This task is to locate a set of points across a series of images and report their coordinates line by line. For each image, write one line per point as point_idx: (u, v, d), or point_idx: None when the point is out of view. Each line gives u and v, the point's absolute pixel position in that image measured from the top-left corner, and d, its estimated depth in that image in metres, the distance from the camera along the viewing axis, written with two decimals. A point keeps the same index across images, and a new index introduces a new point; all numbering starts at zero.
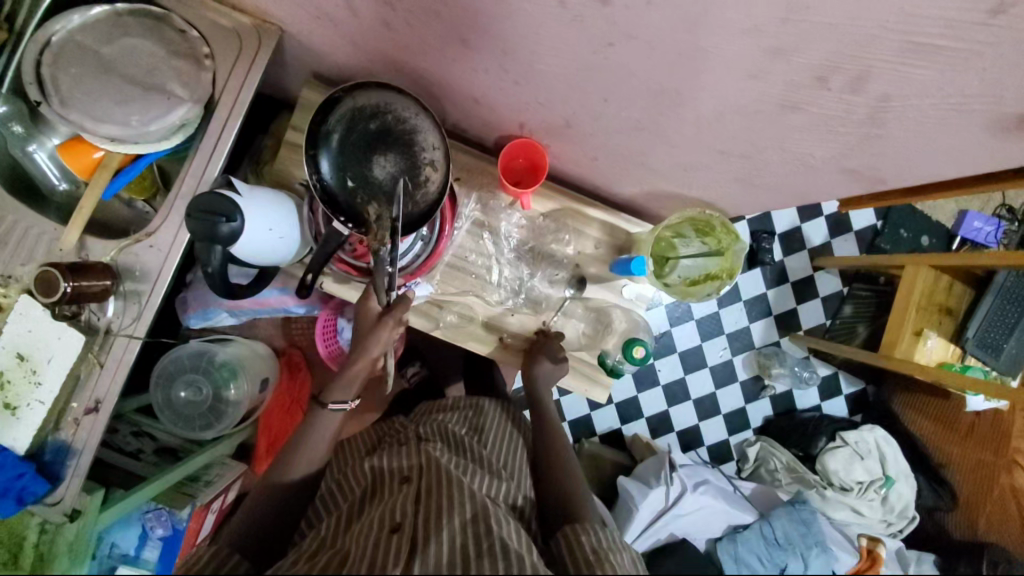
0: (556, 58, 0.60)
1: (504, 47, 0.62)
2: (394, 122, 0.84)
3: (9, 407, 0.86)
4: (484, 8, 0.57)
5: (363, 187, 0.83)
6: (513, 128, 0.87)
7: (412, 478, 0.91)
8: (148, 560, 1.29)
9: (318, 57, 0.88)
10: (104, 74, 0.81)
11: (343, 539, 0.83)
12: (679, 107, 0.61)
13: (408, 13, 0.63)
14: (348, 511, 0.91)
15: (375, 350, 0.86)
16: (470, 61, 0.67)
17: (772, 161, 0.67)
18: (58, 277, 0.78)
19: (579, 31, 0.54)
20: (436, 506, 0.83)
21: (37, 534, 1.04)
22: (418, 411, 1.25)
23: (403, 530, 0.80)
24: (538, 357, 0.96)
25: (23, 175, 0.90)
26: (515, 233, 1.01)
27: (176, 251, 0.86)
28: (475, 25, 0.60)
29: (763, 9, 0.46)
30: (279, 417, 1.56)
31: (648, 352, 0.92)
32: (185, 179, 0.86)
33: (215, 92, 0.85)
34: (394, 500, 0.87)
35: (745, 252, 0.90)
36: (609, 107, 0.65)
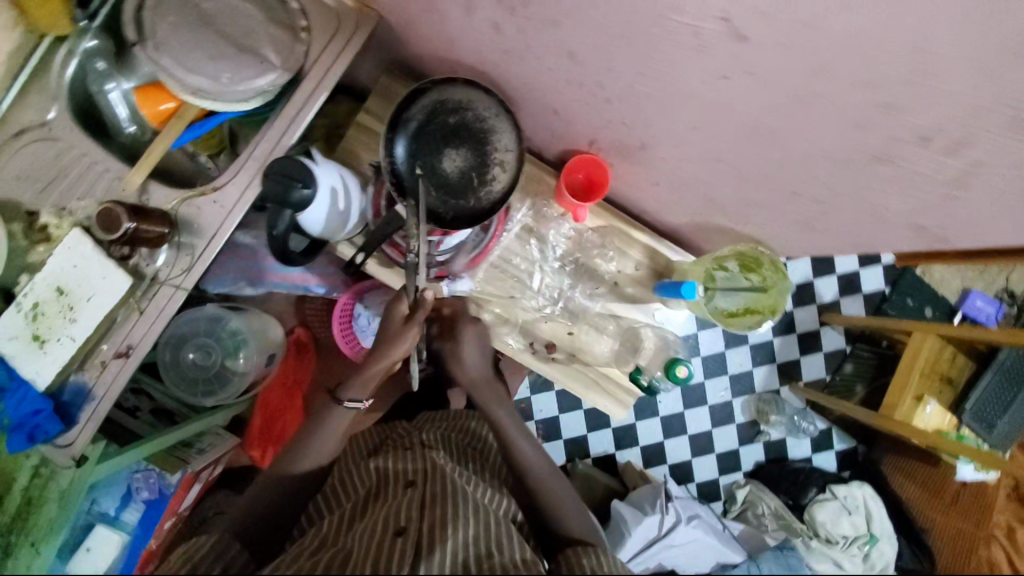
0: (663, 84, 0.64)
1: (614, 67, 0.66)
2: (473, 120, 0.87)
3: (37, 339, 0.84)
4: (609, 27, 0.61)
5: (430, 176, 0.87)
6: (582, 143, 0.90)
7: (416, 483, 0.92)
8: (126, 523, 1.24)
9: (405, 46, 0.92)
10: (201, 29, 0.83)
11: (343, 539, 0.83)
12: (769, 145, 0.66)
13: (526, 21, 0.66)
14: (350, 511, 0.90)
15: (398, 352, 0.91)
16: (573, 76, 0.71)
17: (842, 208, 0.72)
18: (121, 216, 0.78)
19: (700, 60, 0.59)
20: (440, 512, 0.83)
21: (26, 480, 1.06)
22: (419, 420, 1.24)
23: (408, 534, 0.80)
24: (461, 320, 0.94)
25: (91, 113, 0.90)
26: (561, 245, 1.03)
27: (239, 211, 0.86)
28: (591, 43, 0.64)
29: (889, 67, 0.51)
30: (279, 395, 1.54)
31: (691, 372, 0.98)
32: (263, 140, 0.87)
33: (305, 64, 0.87)
34: (397, 505, 0.87)
35: (789, 291, 0.94)
36: (697, 136, 0.69)
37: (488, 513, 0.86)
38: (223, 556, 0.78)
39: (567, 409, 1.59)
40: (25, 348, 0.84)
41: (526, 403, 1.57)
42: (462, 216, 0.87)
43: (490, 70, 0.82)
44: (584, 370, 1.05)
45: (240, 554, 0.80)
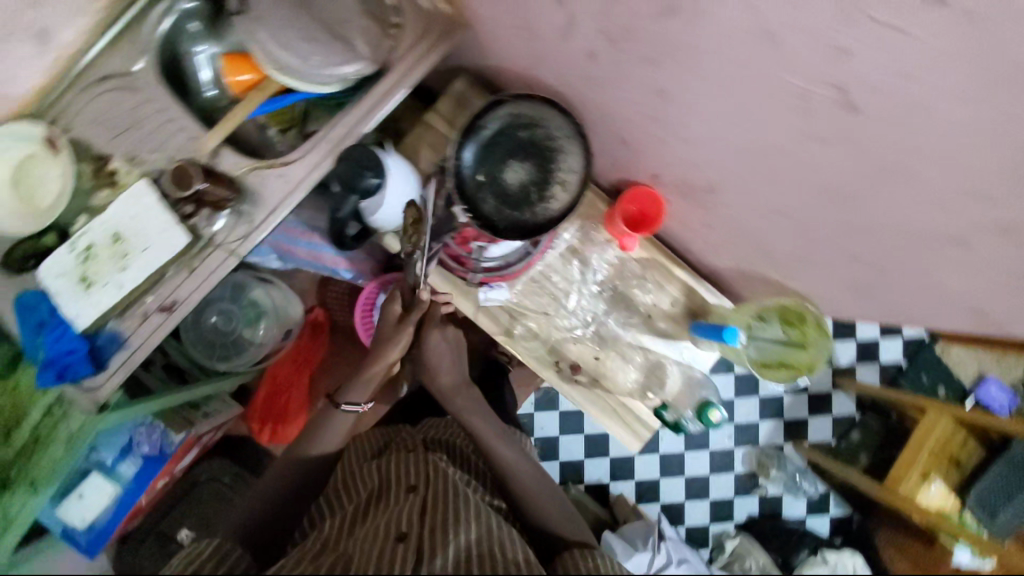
0: (750, 135, 0.66)
1: (704, 112, 0.68)
2: (543, 137, 0.88)
3: (84, 281, 0.85)
4: (710, 74, 0.62)
5: (490, 185, 0.90)
6: (644, 175, 0.92)
7: (418, 487, 0.91)
8: (122, 474, 1.30)
9: (487, 55, 0.94)
10: (297, 10, 0.86)
11: (346, 541, 0.83)
12: (843, 210, 0.67)
13: (625, 55, 0.68)
14: (352, 513, 0.90)
15: (391, 354, 1.01)
16: (659, 113, 0.73)
17: (900, 281, 0.73)
18: (194, 174, 0.83)
19: (797, 120, 0.60)
20: (441, 517, 0.83)
21: (40, 416, 1.05)
22: (423, 422, 1.24)
23: (409, 539, 0.79)
24: (429, 325, 1.02)
25: (177, 72, 0.93)
26: (603, 270, 1.04)
27: (303, 188, 0.88)
28: (687, 86, 0.66)
29: (989, 159, 0.52)
30: (288, 367, 1.51)
31: (722, 417, 1.03)
32: (338, 124, 0.90)
33: (391, 59, 0.90)
34: (399, 509, 0.86)
35: (827, 349, 0.93)
36: (771, 189, 0.71)
37: (488, 518, 0.86)
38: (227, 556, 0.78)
39: (568, 431, 1.58)
40: (70, 288, 0.85)
41: (527, 419, 1.57)
42: (514, 227, 0.89)
43: (571, 92, 0.84)
44: (605, 397, 1.04)
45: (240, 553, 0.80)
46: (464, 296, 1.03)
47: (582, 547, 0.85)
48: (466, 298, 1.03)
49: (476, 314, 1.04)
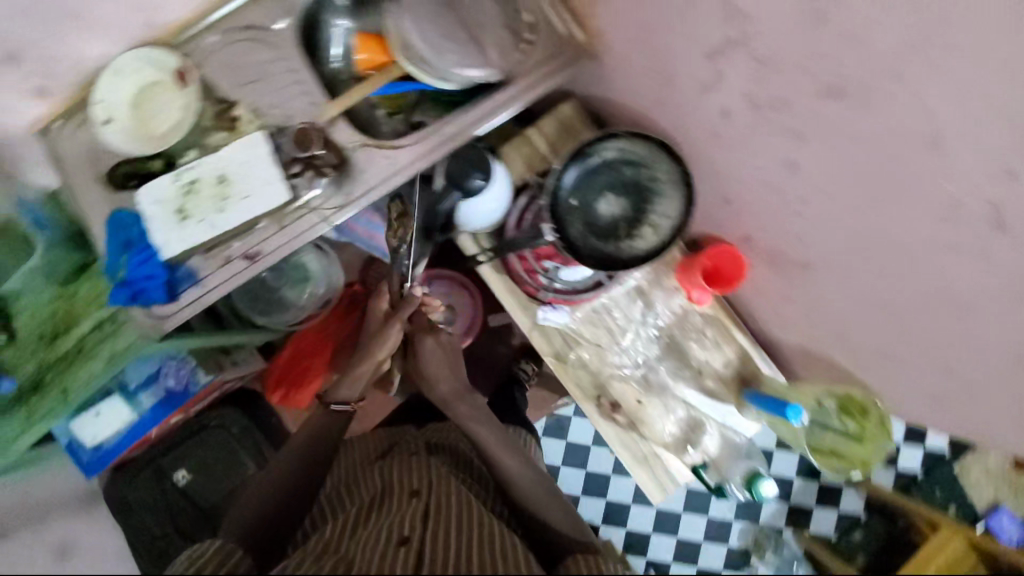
0: (873, 226, 0.67)
1: (830, 193, 0.69)
2: (647, 179, 0.91)
3: (180, 212, 0.88)
4: (853, 161, 0.63)
5: (582, 211, 0.92)
6: (733, 236, 0.93)
7: (421, 493, 0.89)
8: (142, 402, 1.33)
9: (607, 87, 0.97)
10: (446, 11, 0.91)
11: (348, 542, 0.80)
12: (949, 319, 0.67)
13: (766, 122, 0.69)
14: (353, 515, 0.87)
15: (381, 351, 1.08)
16: (782, 183, 0.74)
17: (987, 401, 0.72)
18: (314, 139, 0.89)
19: (937, 225, 0.60)
20: (443, 524, 0.81)
21: (91, 328, 1.07)
22: (428, 426, 1.22)
23: (411, 543, 0.76)
24: (418, 335, 1.13)
25: (313, 36, 0.97)
26: (665, 316, 1.04)
27: (404, 173, 0.91)
28: (821, 166, 0.67)
29: None
30: (311, 341, 1.51)
31: (773, 492, 1.03)
32: (452, 122, 0.92)
33: (517, 72, 0.94)
34: (402, 512, 0.84)
35: (886, 449, 0.93)
36: (877, 280, 0.72)
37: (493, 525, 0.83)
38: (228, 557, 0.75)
39: (573, 464, 1.55)
40: (163, 215, 0.87)
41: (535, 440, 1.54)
42: (595, 255, 0.90)
43: (687, 142, 0.86)
44: (639, 442, 1.04)
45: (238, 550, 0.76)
46: (524, 311, 1.04)
47: (587, 551, 0.81)
48: (525, 313, 1.04)
49: (531, 332, 1.05)
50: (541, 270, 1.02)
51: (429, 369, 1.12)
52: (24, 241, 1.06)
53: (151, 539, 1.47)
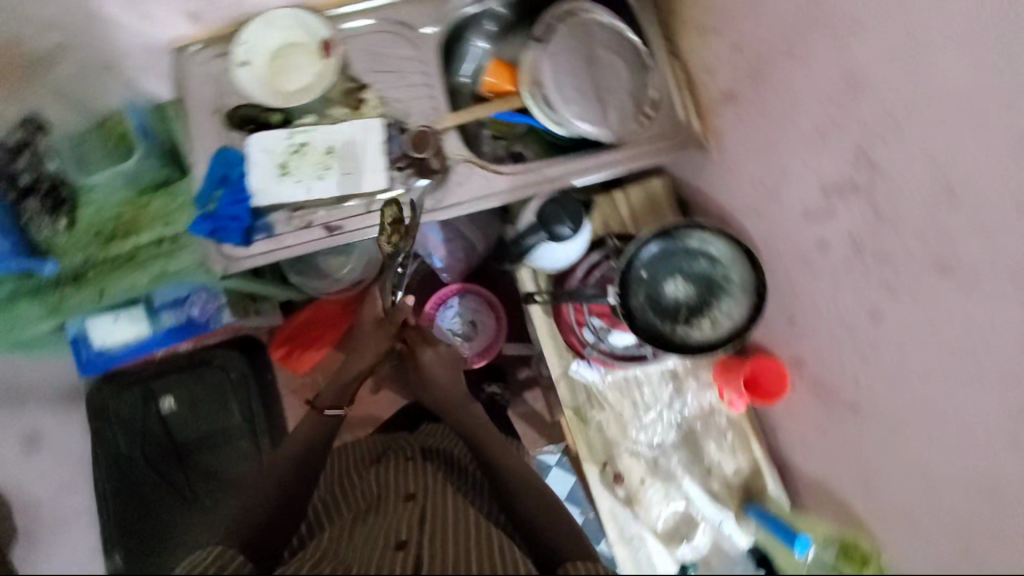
0: (939, 397, 0.69)
1: (904, 352, 0.71)
2: (720, 276, 0.92)
3: (281, 167, 0.91)
4: (940, 333, 0.66)
5: (649, 285, 0.94)
6: (784, 353, 0.96)
7: (418, 498, 0.89)
8: (162, 320, 1.36)
9: (706, 179, 1.01)
10: (583, 66, 0.96)
11: (345, 545, 0.79)
12: (987, 508, 0.68)
13: (863, 268, 0.72)
14: (350, 521, 0.87)
15: (370, 353, 1.10)
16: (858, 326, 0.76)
17: None
18: (428, 142, 0.93)
19: (1006, 420, 0.62)
20: (440, 527, 0.79)
21: (150, 241, 1.09)
22: (421, 429, 1.23)
23: (409, 548, 0.73)
24: (417, 347, 1.12)
25: (454, 48, 1.05)
26: (692, 406, 1.05)
27: (494, 198, 0.95)
28: (904, 325, 0.70)
29: None
30: (333, 309, 1.57)
31: None
32: (554, 166, 0.97)
33: (629, 139, 0.98)
34: (399, 517, 0.83)
35: None
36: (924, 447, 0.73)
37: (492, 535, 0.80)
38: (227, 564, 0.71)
39: None
40: (265, 165, 0.91)
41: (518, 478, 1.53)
42: (648, 330, 0.92)
43: (770, 256, 0.90)
44: (630, 521, 1.03)
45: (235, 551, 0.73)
46: (560, 360, 1.05)
47: (582, 555, 0.77)
48: (559, 362, 1.05)
49: (558, 380, 1.05)
50: (589, 329, 1.02)
51: (434, 383, 1.11)
52: (117, 139, 1.10)
53: (111, 454, 1.45)
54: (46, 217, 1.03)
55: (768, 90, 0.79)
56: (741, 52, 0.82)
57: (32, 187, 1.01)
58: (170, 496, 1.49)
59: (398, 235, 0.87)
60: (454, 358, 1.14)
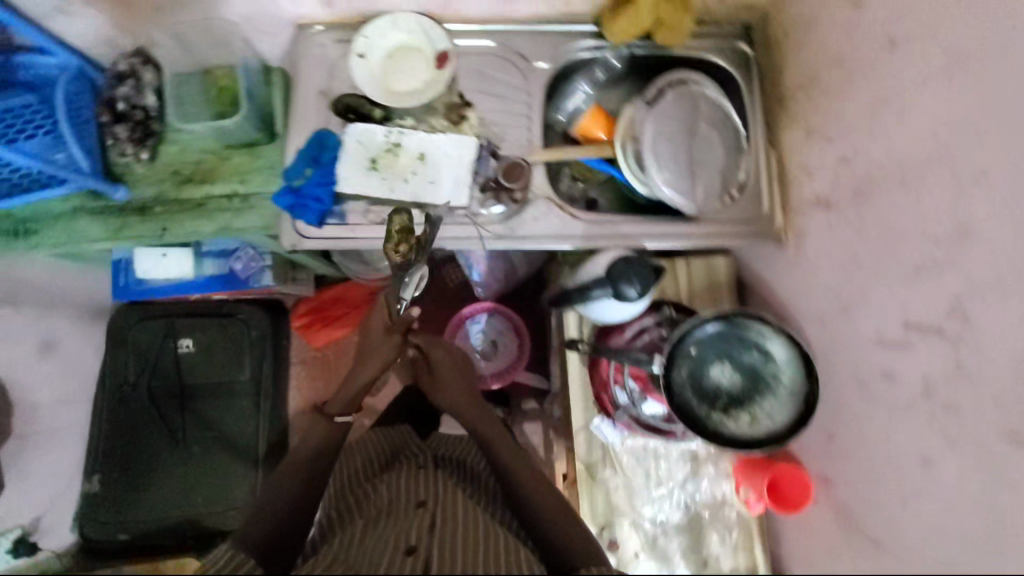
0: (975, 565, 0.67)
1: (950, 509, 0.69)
2: (769, 373, 0.90)
3: (372, 162, 0.94)
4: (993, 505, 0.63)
5: (693, 364, 0.93)
6: (813, 466, 0.94)
7: (428, 504, 0.81)
8: (206, 268, 1.38)
9: (776, 273, 1.00)
10: (683, 134, 0.96)
11: (354, 553, 0.72)
12: None
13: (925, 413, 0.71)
14: (362, 527, 0.79)
15: (380, 364, 1.08)
16: (906, 468, 0.75)
17: None
18: (522, 173, 0.93)
19: None
20: (452, 537, 0.73)
21: (221, 193, 1.11)
22: (432, 437, 1.16)
23: (418, 553, 0.69)
24: (427, 350, 1.14)
25: (560, 86, 1.07)
26: (704, 492, 1.03)
27: (564, 240, 0.96)
28: (958, 484, 0.68)
29: None
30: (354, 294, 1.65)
31: None
32: (631, 226, 0.97)
33: (709, 216, 0.98)
34: (408, 523, 0.76)
35: None
36: None
37: (514, 552, 0.74)
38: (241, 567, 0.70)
39: None
40: (359, 156, 0.94)
41: None
42: (684, 411, 0.91)
43: (824, 368, 0.89)
44: None
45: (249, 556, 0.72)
46: (584, 409, 1.05)
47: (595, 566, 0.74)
48: (583, 412, 1.05)
49: (577, 430, 1.05)
50: (625, 392, 1.01)
51: (448, 395, 1.12)
52: (218, 91, 1.11)
53: (118, 382, 1.47)
54: (129, 145, 1.09)
55: (869, 209, 0.78)
56: (849, 164, 0.81)
57: (126, 115, 1.09)
58: (165, 437, 1.48)
59: (407, 246, 0.82)
60: (461, 356, 1.17)
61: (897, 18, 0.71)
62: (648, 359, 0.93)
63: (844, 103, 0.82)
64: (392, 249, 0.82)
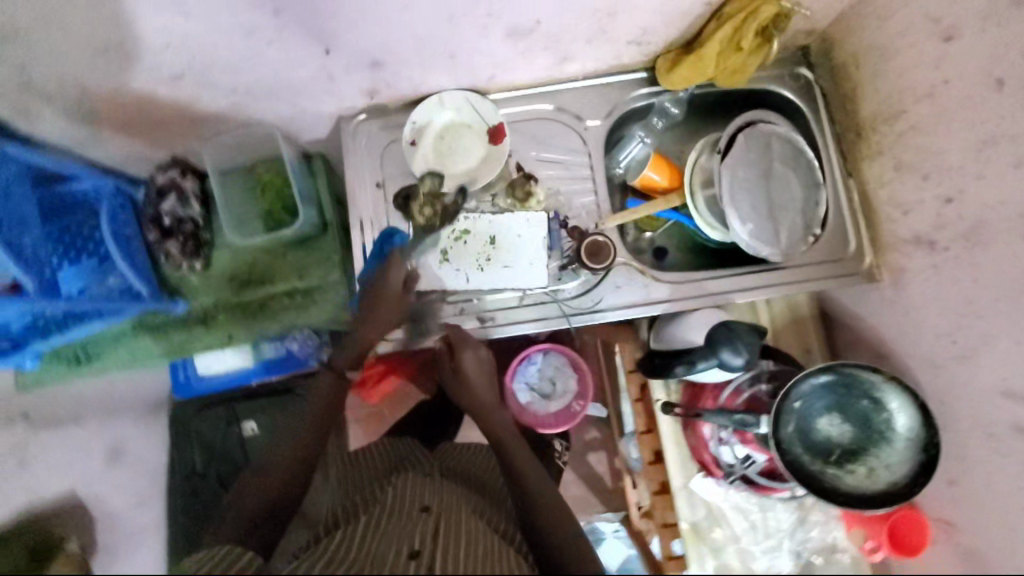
0: None
1: None
2: (882, 422, 0.87)
3: (443, 255, 0.92)
4: None
5: (801, 419, 0.89)
6: (933, 509, 0.91)
7: (434, 508, 0.71)
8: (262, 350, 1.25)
9: (870, 309, 0.96)
10: (760, 181, 0.92)
11: (355, 551, 0.62)
12: None
13: None
14: (365, 523, 0.68)
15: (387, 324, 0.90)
16: None
17: None
18: (606, 245, 0.89)
19: None
20: (459, 542, 0.64)
21: (282, 291, 1.10)
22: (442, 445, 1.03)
23: (425, 558, 0.60)
24: (463, 348, 0.89)
25: (615, 137, 1.02)
26: (816, 540, 1.01)
27: (647, 307, 0.92)
28: None
29: None
30: None
31: None
32: (715, 281, 0.94)
33: (794, 259, 0.94)
34: (410, 529, 0.66)
35: None
36: None
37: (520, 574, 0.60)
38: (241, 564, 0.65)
39: None
40: (429, 251, 0.91)
41: None
42: (800, 471, 0.86)
43: (944, 412, 0.85)
44: None
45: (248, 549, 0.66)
46: (681, 468, 1.03)
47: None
48: (681, 471, 1.03)
49: (675, 490, 1.02)
50: (729, 450, 0.96)
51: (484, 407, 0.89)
52: (261, 188, 1.08)
53: (186, 470, 1.31)
54: (183, 259, 1.07)
55: (986, 257, 0.74)
56: (955, 206, 0.77)
57: (174, 230, 1.06)
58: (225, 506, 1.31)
59: (431, 210, 0.92)
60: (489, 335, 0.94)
61: (1000, 59, 0.66)
62: (754, 420, 0.88)
63: (942, 141, 0.77)
64: (418, 211, 0.93)
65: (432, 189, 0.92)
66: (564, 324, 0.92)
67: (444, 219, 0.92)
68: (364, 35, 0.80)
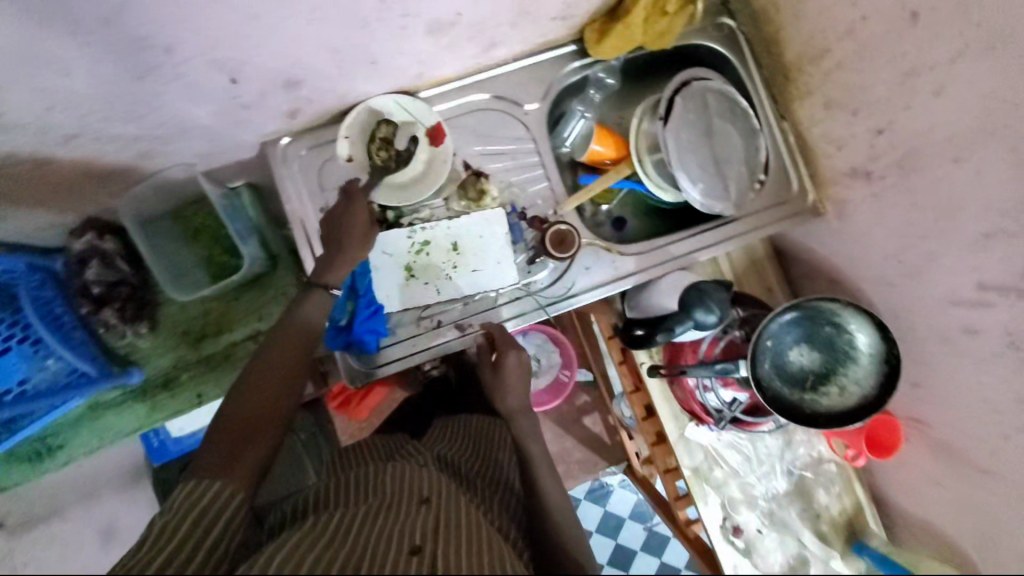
0: None
1: None
2: (845, 342, 0.94)
3: (409, 270, 0.89)
4: None
5: (775, 355, 0.96)
6: (898, 411, 1.00)
7: (435, 500, 0.63)
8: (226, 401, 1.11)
9: (822, 242, 1.01)
10: (703, 140, 0.93)
11: (352, 545, 0.53)
12: None
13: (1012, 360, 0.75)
14: (359, 515, 0.59)
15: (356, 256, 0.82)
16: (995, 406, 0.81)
17: None
18: (570, 234, 0.89)
19: None
20: (465, 541, 0.56)
21: (242, 337, 1.02)
22: (432, 432, 0.94)
23: (428, 554, 0.53)
24: (507, 350, 0.87)
25: (557, 116, 1.00)
26: (802, 458, 1.10)
27: (621, 281, 0.94)
28: None
29: None
30: None
31: None
32: (678, 244, 0.96)
33: (746, 208, 0.97)
34: (411, 522, 0.58)
35: None
36: None
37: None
38: (225, 514, 0.58)
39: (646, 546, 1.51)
40: (393, 269, 0.88)
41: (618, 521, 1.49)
42: (778, 401, 0.93)
43: (899, 325, 0.93)
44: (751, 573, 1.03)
45: (238, 499, 0.59)
46: (675, 420, 1.09)
47: None
48: (675, 423, 1.09)
49: (675, 441, 1.08)
50: (714, 396, 1.02)
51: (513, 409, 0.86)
52: (196, 236, 1.05)
53: None
54: (124, 326, 0.98)
55: (920, 179, 0.79)
56: (886, 137, 0.81)
57: (106, 297, 0.97)
58: None
59: (387, 153, 0.89)
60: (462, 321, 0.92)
61: None
62: (735, 365, 0.93)
63: (866, 75, 0.80)
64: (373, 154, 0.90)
65: (388, 134, 0.90)
66: (543, 316, 0.92)
67: (400, 164, 0.89)
68: (272, 56, 0.74)
